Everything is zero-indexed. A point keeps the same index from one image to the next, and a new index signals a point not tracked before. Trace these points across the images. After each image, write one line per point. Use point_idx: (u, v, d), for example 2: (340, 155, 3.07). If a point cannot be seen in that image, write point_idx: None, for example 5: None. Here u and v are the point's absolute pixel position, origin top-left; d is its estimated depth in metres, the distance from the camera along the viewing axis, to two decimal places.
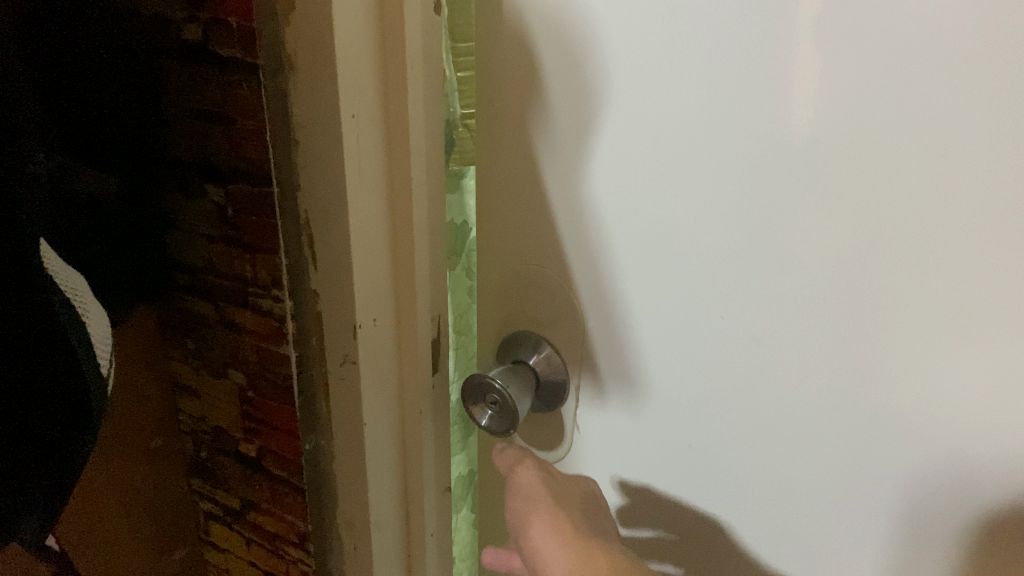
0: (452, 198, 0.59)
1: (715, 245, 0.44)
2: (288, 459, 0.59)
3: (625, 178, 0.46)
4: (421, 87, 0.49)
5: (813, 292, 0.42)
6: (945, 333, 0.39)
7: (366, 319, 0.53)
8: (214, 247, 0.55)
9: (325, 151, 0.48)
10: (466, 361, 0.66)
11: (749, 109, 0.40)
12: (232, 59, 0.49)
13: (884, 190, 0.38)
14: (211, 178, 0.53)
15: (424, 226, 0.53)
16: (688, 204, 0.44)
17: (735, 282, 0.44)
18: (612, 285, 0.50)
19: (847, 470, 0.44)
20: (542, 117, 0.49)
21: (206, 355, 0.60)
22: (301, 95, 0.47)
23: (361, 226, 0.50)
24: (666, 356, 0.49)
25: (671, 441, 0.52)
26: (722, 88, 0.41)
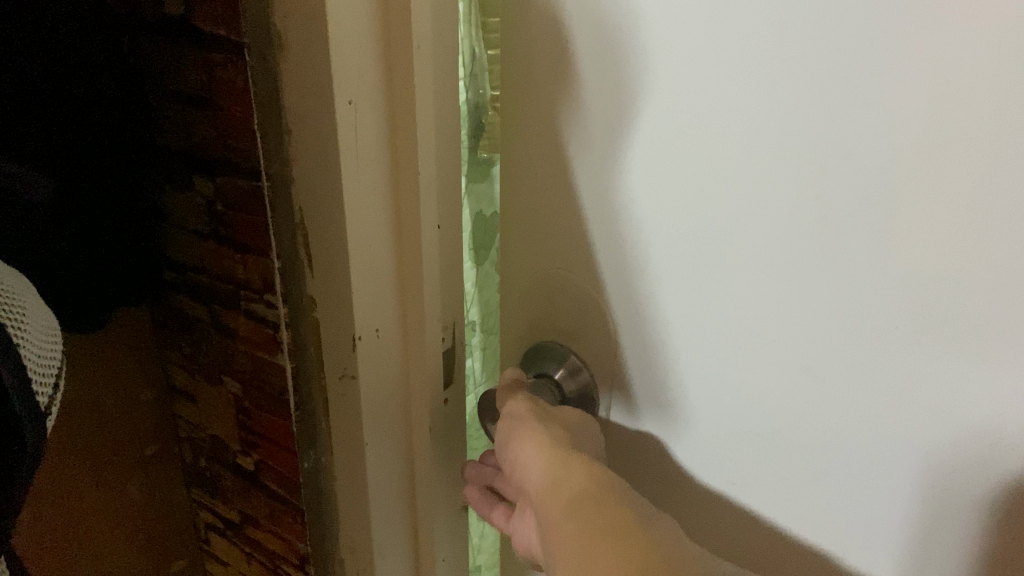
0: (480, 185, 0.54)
1: (770, 259, 0.37)
2: (286, 475, 0.54)
3: (657, 179, 0.40)
4: (429, 68, 0.43)
5: (880, 316, 0.35)
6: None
7: (366, 329, 0.47)
8: (203, 244, 0.50)
9: (320, 142, 0.43)
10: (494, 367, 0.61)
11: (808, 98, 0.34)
12: (215, 37, 0.43)
13: (996, 187, 0.30)
14: (199, 169, 0.48)
15: (432, 225, 0.47)
16: (741, 209, 0.37)
17: (795, 303, 0.37)
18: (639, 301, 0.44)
19: (926, 524, 0.37)
20: (572, 104, 0.43)
21: (201, 360, 0.55)
22: (293, 77, 0.42)
23: (361, 227, 0.44)
24: (701, 383, 0.43)
25: (702, 480, 0.45)
26: (778, 75, 0.34)
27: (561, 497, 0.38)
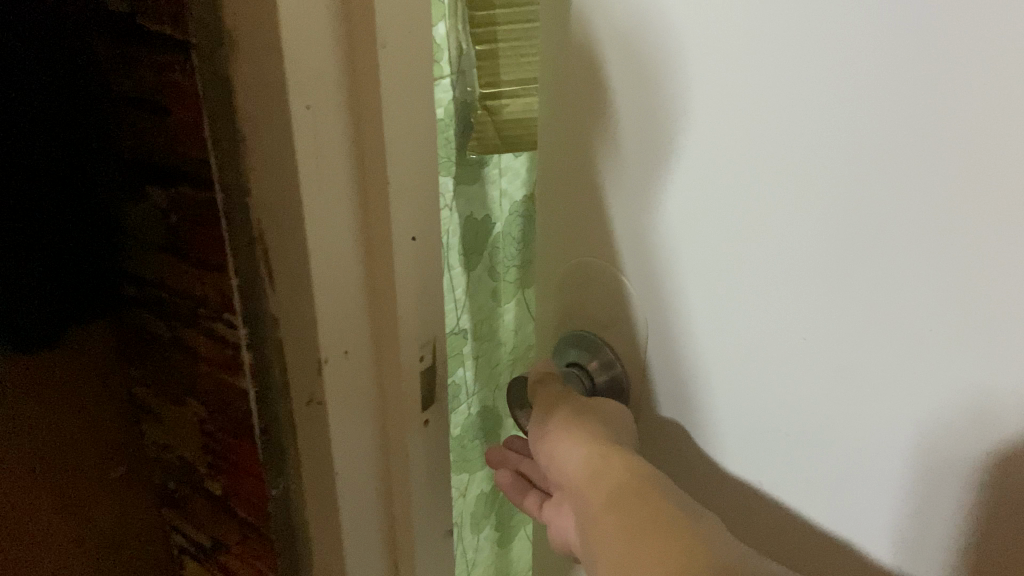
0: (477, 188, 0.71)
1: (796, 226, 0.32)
2: (254, 504, 0.51)
3: (680, 170, 0.35)
4: (394, 74, 0.40)
5: (919, 329, 0.30)
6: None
7: (334, 351, 0.44)
8: (161, 258, 0.47)
9: (278, 152, 0.39)
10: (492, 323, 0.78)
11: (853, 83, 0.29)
12: (161, 37, 0.40)
13: None
14: (152, 179, 0.44)
15: (404, 239, 0.44)
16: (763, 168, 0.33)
17: (827, 276, 0.32)
18: (658, 299, 0.39)
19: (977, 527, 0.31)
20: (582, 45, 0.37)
21: (165, 379, 0.52)
22: (245, 81, 0.38)
23: (325, 243, 0.41)
24: (730, 392, 0.38)
25: (727, 507, 0.40)
26: (782, 76, 0.31)
27: (600, 488, 0.37)
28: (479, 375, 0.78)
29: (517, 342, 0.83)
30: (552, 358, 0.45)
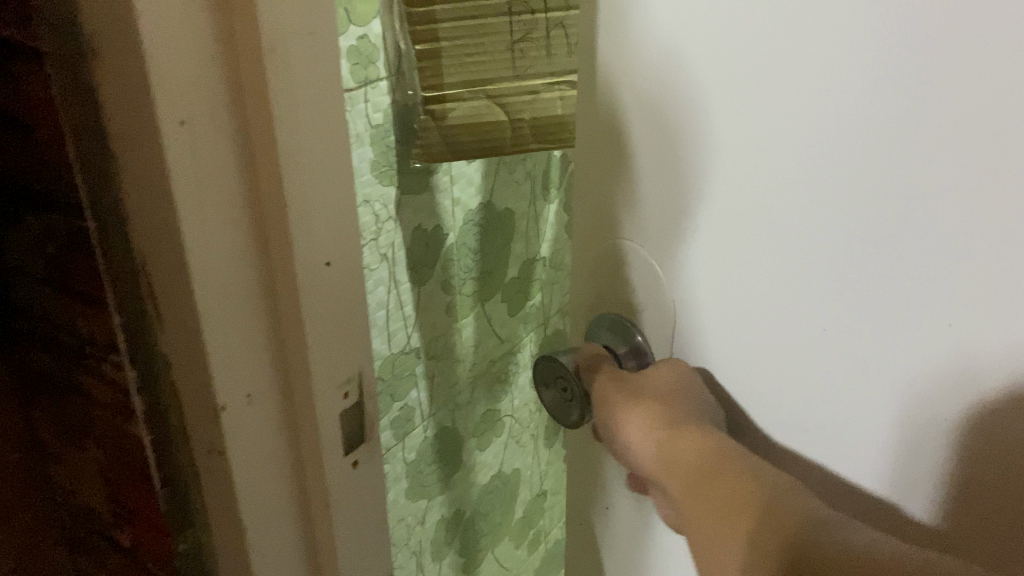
0: (426, 198, 0.65)
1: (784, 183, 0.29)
2: (160, 558, 0.46)
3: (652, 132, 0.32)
4: (298, 78, 0.36)
5: (933, 287, 0.27)
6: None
7: (234, 395, 0.39)
8: (41, 289, 0.42)
9: (151, 175, 0.34)
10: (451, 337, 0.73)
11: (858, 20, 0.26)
12: (14, 46, 0.35)
13: None
14: (26, 204, 0.40)
15: (314, 262, 0.40)
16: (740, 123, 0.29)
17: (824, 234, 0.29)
18: (658, 265, 0.35)
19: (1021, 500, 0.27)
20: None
21: (62, 420, 0.47)
22: (109, 93, 0.33)
23: (216, 276, 0.36)
24: (736, 370, 0.34)
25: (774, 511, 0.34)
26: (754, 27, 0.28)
27: (677, 470, 0.33)
28: (437, 395, 0.73)
29: (479, 359, 0.77)
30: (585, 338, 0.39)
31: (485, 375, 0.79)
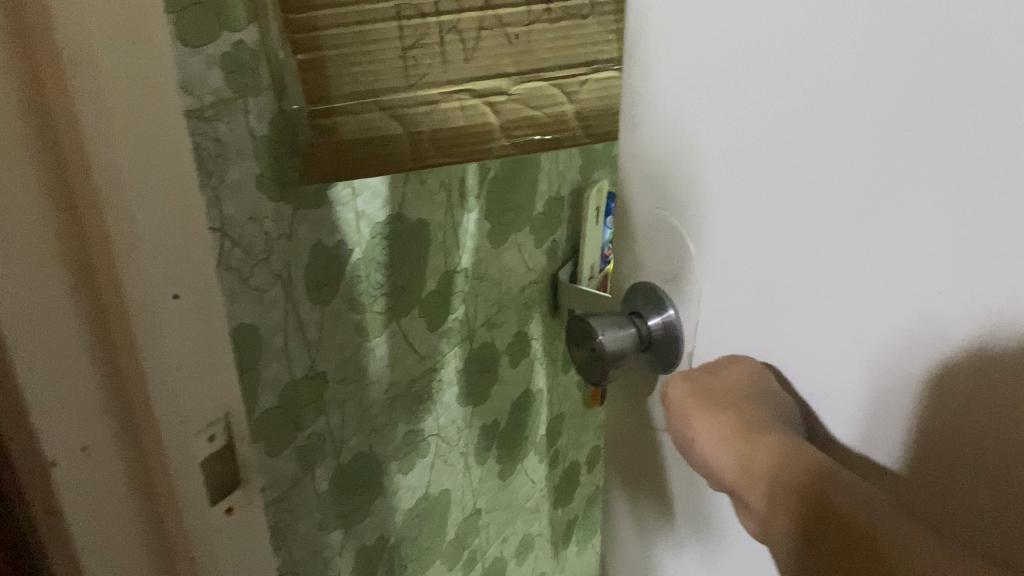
0: (324, 211, 0.61)
1: (813, 185, 0.32)
2: None
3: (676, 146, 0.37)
4: (116, 105, 0.32)
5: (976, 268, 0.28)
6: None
7: (67, 452, 0.35)
8: None
9: None
10: (358, 355, 0.67)
11: (833, 54, 0.29)
12: None
13: None
14: None
15: (156, 294, 0.36)
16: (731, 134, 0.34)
17: (833, 236, 0.32)
18: (646, 248, 0.42)
19: None
20: (545, 91, 0.52)
21: None
22: None
23: (36, 324, 0.32)
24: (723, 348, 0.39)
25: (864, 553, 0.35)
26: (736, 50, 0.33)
27: (742, 471, 0.35)
28: (349, 421, 0.69)
29: (394, 381, 0.73)
30: None
31: (404, 396, 0.74)
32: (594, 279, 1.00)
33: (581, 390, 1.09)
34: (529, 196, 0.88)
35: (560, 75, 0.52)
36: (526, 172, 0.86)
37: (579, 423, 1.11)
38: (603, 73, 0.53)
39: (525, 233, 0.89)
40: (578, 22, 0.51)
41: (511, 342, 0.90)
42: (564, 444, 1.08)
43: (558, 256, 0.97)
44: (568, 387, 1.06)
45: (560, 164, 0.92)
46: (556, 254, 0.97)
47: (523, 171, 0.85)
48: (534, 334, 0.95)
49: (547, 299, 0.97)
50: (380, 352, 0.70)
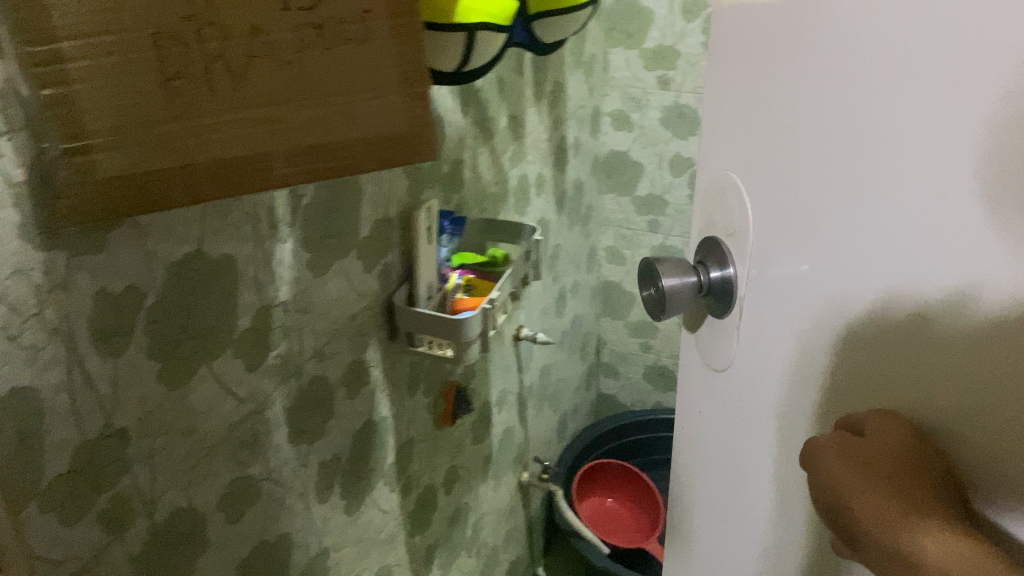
0: (108, 255, 0.56)
1: (768, 194, 0.56)
2: None
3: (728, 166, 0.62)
4: None
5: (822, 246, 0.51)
6: (1007, 267, 0.39)
7: None
8: None
9: None
10: (165, 403, 0.63)
11: (780, 118, 0.53)
12: None
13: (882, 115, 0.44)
14: None
15: None
16: (746, 165, 0.59)
17: (774, 227, 0.56)
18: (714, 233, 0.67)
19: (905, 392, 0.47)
20: (331, 121, 0.51)
21: None
22: None
23: None
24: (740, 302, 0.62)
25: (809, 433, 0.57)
26: (749, 111, 0.58)
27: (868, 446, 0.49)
28: (160, 477, 0.64)
29: (210, 429, 0.69)
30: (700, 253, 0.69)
31: (224, 443, 0.71)
32: (433, 298, 0.96)
33: (430, 413, 1.07)
34: (352, 221, 0.84)
35: (342, 101, 0.51)
36: (345, 196, 0.82)
37: (431, 446, 1.09)
38: (384, 96, 0.53)
39: (352, 259, 0.85)
40: (354, 46, 0.50)
41: (346, 374, 0.87)
42: (417, 469, 1.06)
43: (392, 279, 0.93)
44: (415, 412, 1.03)
45: (385, 184, 0.88)
46: (390, 278, 0.93)
47: (341, 196, 0.81)
48: (371, 362, 0.91)
49: (385, 324, 0.93)
50: (191, 399, 0.66)
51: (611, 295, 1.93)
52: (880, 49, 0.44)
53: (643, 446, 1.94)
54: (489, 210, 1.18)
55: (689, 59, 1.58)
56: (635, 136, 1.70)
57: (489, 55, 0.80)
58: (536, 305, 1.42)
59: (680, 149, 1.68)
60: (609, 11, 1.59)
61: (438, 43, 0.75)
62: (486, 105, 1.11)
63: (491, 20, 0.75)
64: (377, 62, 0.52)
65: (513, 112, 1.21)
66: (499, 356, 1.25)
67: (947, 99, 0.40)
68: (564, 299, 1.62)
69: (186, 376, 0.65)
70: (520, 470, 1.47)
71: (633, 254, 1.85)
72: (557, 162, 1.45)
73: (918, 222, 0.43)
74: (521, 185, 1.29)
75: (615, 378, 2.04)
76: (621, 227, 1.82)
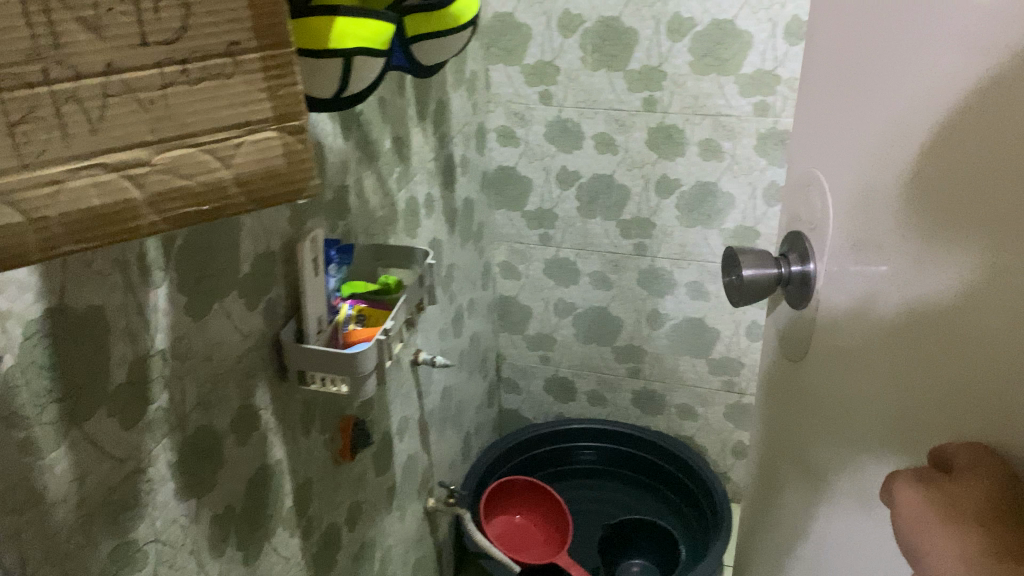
0: None
1: (822, 173, 0.71)
2: None
3: (803, 150, 0.77)
4: None
5: (844, 214, 0.66)
6: (930, 240, 0.53)
7: None
8: None
9: None
10: (28, 478, 0.58)
11: (832, 111, 0.68)
12: None
13: (876, 108, 0.60)
14: None
15: None
16: (812, 150, 0.74)
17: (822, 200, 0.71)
18: (789, 214, 0.83)
19: (874, 329, 0.61)
20: (197, 162, 0.45)
21: None
22: None
23: None
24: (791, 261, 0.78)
25: (823, 375, 0.72)
26: (817, 106, 0.72)
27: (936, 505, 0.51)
28: (30, 556, 0.58)
29: (85, 496, 0.63)
30: (787, 245, 0.80)
31: (101, 508, 0.65)
32: (323, 332, 0.92)
33: (327, 450, 1.03)
34: (232, 258, 0.80)
35: (207, 138, 0.45)
36: (221, 233, 0.78)
37: (330, 485, 1.05)
38: (259, 134, 0.47)
39: (233, 297, 0.81)
40: (219, 82, 0.45)
41: (234, 420, 0.82)
42: (317, 510, 1.02)
43: (278, 316, 0.89)
44: (312, 450, 0.99)
45: (265, 218, 0.84)
46: (276, 314, 0.89)
47: (218, 234, 0.77)
48: (261, 405, 0.87)
49: (273, 363, 0.89)
50: (61, 467, 0.61)
51: (507, 310, 1.92)
52: (885, 59, 0.58)
53: (548, 458, 1.94)
54: (378, 235, 1.15)
55: (569, 74, 1.59)
56: (522, 151, 1.70)
57: (368, 80, 0.77)
58: (432, 327, 1.40)
59: (566, 162, 1.69)
60: (488, 27, 1.59)
61: (312, 72, 0.72)
62: (368, 129, 1.08)
63: (367, 44, 0.73)
64: (249, 99, 0.46)
65: (397, 133, 1.18)
66: (397, 383, 1.22)
67: (907, 101, 0.55)
68: (460, 319, 1.60)
69: (53, 445, 0.60)
70: (425, 496, 1.44)
71: (527, 268, 1.85)
72: (445, 182, 1.43)
73: (888, 194, 0.58)
74: (410, 207, 1.27)
75: (517, 393, 2.04)
76: (513, 242, 1.82)
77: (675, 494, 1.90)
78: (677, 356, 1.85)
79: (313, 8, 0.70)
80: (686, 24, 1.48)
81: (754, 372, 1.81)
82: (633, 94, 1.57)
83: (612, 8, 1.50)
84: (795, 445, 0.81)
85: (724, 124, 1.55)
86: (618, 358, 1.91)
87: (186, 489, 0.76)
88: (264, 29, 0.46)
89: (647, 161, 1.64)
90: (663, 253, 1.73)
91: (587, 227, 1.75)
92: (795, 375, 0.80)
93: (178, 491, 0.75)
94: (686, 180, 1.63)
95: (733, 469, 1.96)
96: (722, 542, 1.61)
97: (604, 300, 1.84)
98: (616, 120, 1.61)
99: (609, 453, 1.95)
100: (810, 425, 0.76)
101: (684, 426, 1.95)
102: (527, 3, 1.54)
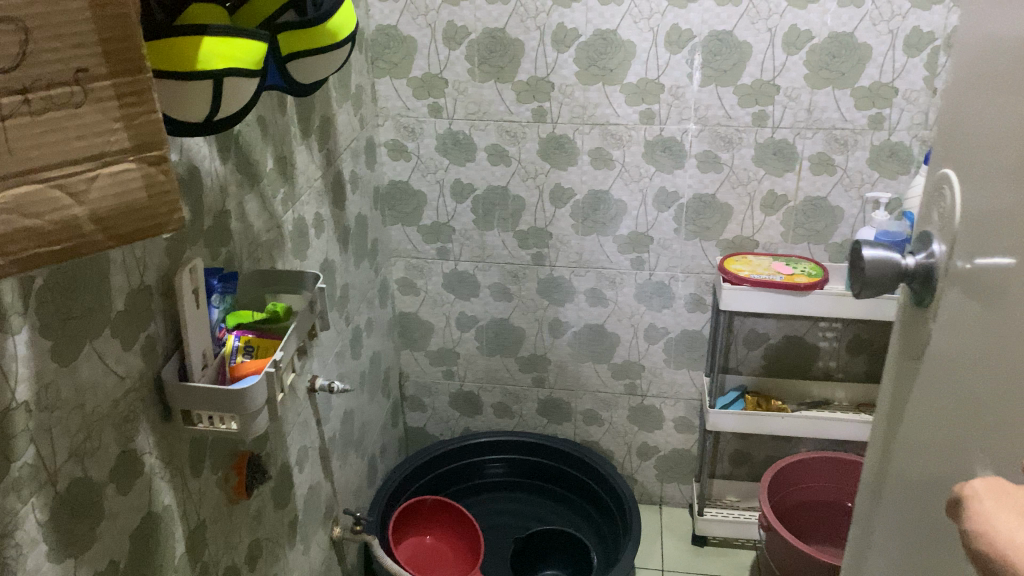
0: None
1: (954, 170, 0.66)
2: None
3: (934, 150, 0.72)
4: None
5: (979, 209, 0.60)
6: None
7: None
8: None
9: None
10: None
11: (972, 108, 0.63)
12: None
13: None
14: None
15: None
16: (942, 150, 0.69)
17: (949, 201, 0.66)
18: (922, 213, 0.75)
19: (1001, 328, 0.56)
20: (50, 200, 0.47)
21: None
22: None
23: None
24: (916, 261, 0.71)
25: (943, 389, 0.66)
26: (953, 103, 0.67)
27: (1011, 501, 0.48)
28: None
29: None
30: (920, 239, 0.72)
31: None
32: (209, 367, 0.87)
33: (221, 490, 0.98)
34: (102, 294, 0.74)
35: (58, 175, 0.47)
36: (89, 270, 0.72)
37: (226, 525, 0.99)
38: (114, 167, 0.50)
39: (105, 337, 0.75)
40: (69, 112, 0.47)
41: (113, 468, 0.77)
42: (212, 553, 0.96)
43: (157, 352, 0.84)
44: (204, 491, 0.94)
45: (138, 249, 0.79)
46: (156, 351, 0.84)
47: (85, 270, 0.72)
48: (144, 449, 0.82)
49: (155, 403, 0.83)
50: None
51: (407, 326, 1.89)
52: None
53: (456, 474, 1.92)
54: (264, 260, 1.10)
55: (458, 86, 1.58)
56: (414, 165, 1.68)
57: (243, 100, 0.73)
58: (328, 351, 1.35)
59: (459, 175, 1.67)
60: (372, 41, 1.56)
61: (183, 95, 0.67)
62: (249, 149, 1.04)
63: (238, 63, 0.69)
64: (100, 130, 0.49)
65: (279, 152, 1.14)
66: (294, 413, 1.18)
67: None
68: (358, 339, 1.56)
69: None
70: (331, 525, 1.39)
71: (426, 282, 1.82)
72: (335, 199, 1.39)
73: None
74: (298, 228, 1.23)
75: (422, 410, 2.01)
76: (410, 257, 1.79)
77: (585, 501, 1.91)
78: (580, 363, 1.86)
79: (178, 28, 0.66)
80: (570, 35, 1.49)
81: (654, 374, 1.84)
82: (521, 105, 1.57)
83: (497, 19, 1.50)
84: (902, 463, 0.75)
85: (612, 133, 1.57)
86: (521, 368, 1.90)
87: (63, 548, 0.70)
88: (111, 60, 0.49)
89: (540, 171, 1.64)
90: (561, 262, 1.73)
91: (484, 239, 1.74)
92: (906, 387, 0.75)
93: (54, 551, 0.69)
94: (579, 189, 1.64)
95: (640, 470, 1.99)
96: (632, 546, 1.62)
97: (505, 311, 1.83)
98: (506, 131, 1.61)
99: (516, 464, 1.94)
100: (924, 443, 0.70)
101: (590, 432, 1.96)
102: (411, 15, 1.52)
